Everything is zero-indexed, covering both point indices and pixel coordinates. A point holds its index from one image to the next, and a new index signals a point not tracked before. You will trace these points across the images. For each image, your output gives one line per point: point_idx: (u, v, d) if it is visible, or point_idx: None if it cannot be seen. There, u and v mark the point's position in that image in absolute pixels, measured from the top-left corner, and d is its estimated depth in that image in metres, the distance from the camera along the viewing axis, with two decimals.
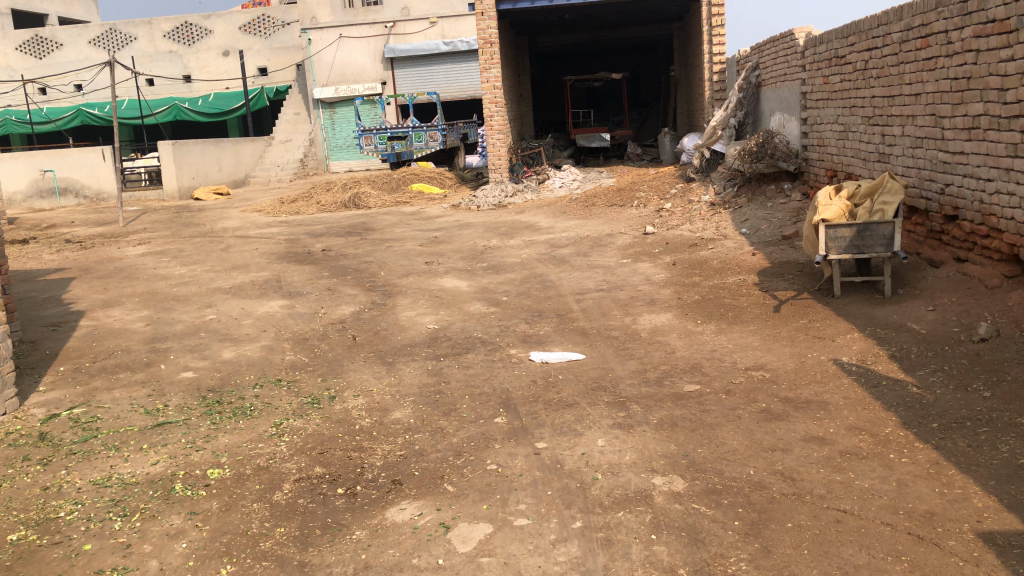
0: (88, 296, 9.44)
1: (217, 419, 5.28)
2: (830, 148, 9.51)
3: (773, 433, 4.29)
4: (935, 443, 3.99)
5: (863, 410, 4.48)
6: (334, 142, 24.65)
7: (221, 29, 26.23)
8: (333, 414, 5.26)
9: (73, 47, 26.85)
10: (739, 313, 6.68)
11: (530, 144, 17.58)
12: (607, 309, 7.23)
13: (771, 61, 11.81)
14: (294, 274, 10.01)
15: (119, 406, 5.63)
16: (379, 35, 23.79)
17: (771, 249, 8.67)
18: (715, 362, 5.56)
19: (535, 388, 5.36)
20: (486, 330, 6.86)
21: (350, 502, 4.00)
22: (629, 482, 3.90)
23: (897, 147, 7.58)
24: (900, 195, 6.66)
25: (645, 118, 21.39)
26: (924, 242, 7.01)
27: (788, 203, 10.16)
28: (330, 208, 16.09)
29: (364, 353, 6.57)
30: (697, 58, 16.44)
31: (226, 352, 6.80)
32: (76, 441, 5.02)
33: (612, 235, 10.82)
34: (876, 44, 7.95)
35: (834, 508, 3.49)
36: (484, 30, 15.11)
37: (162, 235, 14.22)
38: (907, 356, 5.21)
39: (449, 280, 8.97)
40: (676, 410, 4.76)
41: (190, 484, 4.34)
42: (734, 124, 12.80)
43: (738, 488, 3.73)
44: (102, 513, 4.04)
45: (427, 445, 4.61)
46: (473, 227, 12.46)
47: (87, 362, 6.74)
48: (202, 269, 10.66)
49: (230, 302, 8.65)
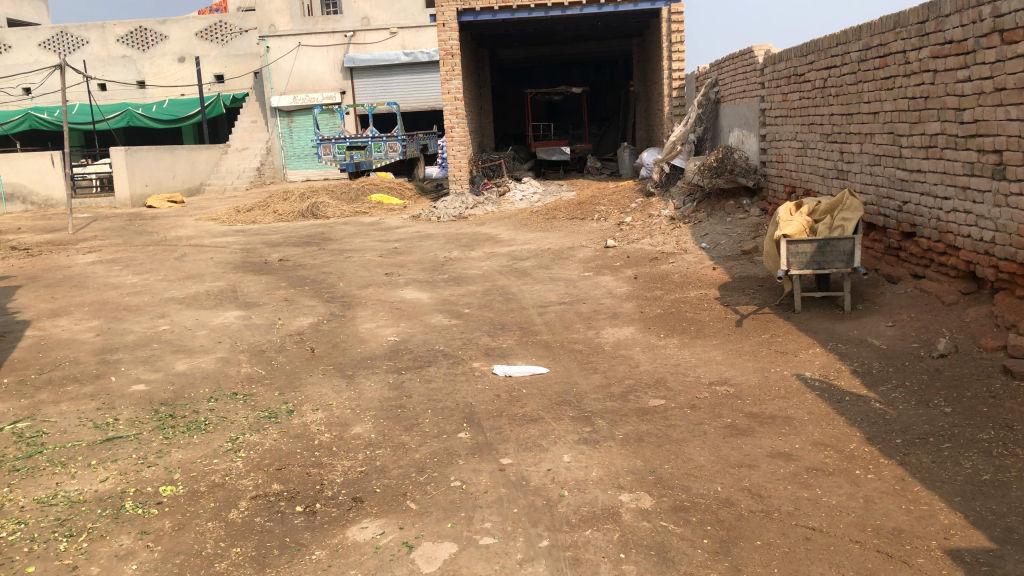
0: (35, 305, 9.14)
1: (170, 433, 5.11)
2: (788, 164, 9.63)
3: (739, 449, 4.27)
4: (900, 460, 4.00)
5: (827, 425, 4.49)
6: (291, 150, 24.35)
7: (176, 34, 25.77)
8: (290, 428, 5.12)
9: (22, 49, 26.25)
10: (702, 328, 6.67)
11: (491, 156, 17.54)
12: (570, 322, 7.20)
13: (730, 78, 11.94)
14: (250, 284, 9.83)
15: (66, 420, 5.41)
16: (338, 44, 23.55)
17: (731, 264, 8.72)
18: (680, 376, 5.54)
19: (499, 403, 5.28)
20: (448, 343, 6.77)
21: (309, 520, 3.88)
22: (596, 499, 3.84)
23: (855, 164, 7.69)
24: (859, 212, 6.71)
25: (604, 133, 21.54)
26: (882, 258, 7.10)
27: (747, 218, 10.25)
28: (287, 217, 15.85)
29: (323, 366, 6.43)
30: (657, 74, 16.58)
31: (180, 364, 6.61)
32: (19, 457, 4.80)
33: (574, 248, 10.80)
34: (835, 63, 8.07)
35: (803, 525, 3.47)
36: (445, 41, 15.06)
37: (112, 243, 13.85)
38: (868, 371, 5.25)
39: (410, 292, 8.86)
40: (642, 425, 4.72)
41: (142, 502, 4.17)
42: (693, 139, 12.93)
43: (706, 504, 3.70)
44: (46, 533, 3.86)
45: (389, 461, 4.50)
46: (433, 239, 12.37)
47: (33, 374, 6.50)
48: (155, 279, 10.40)
49: (184, 312, 8.43)
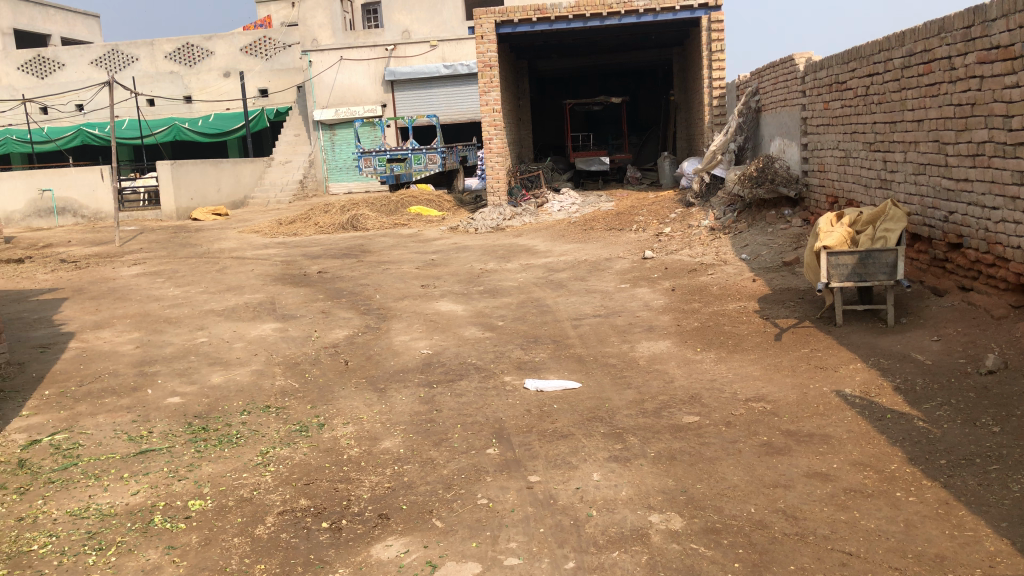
0: (79, 317, 9.31)
1: (202, 446, 5.13)
2: (830, 174, 9.43)
3: (774, 468, 4.15)
4: (944, 481, 3.84)
5: (867, 444, 4.34)
6: (334, 163, 24.49)
7: (222, 50, 26.23)
8: (321, 442, 5.11)
9: (75, 67, 26.97)
10: (740, 342, 6.54)
11: (530, 167, 17.46)
12: (604, 335, 7.10)
13: (770, 86, 11.75)
14: (289, 296, 9.90)
15: (102, 432, 5.47)
16: (379, 58, 23.75)
17: (772, 276, 8.54)
18: (715, 392, 5.41)
19: (530, 418, 5.21)
20: (480, 356, 6.73)
21: (334, 537, 3.85)
22: (625, 519, 3.75)
23: (899, 173, 7.48)
24: (902, 222, 6.52)
25: (645, 142, 21.31)
26: (928, 270, 6.90)
27: (788, 228, 10.06)
28: (327, 229, 15.99)
29: (356, 379, 6.43)
30: (697, 83, 16.42)
31: (215, 376, 6.66)
32: (55, 469, 4.86)
33: (611, 259, 10.69)
34: (877, 70, 7.88)
35: (839, 550, 3.34)
36: (484, 53, 15.10)
37: (157, 255, 14.06)
38: (912, 388, 5.07)
39: (444, 304, 8.84)
40: (674, 442, 4.60)
41: (170, 516, 4.18)
42: (733, 149, 12.78)
43: (738, 527, 3.58)
44: (76, 547, 3.88)
45: (417, 477, 4.45)
46: (470, 250, 12.35)
47: (73, 386, 6.59)
48: (196, 291, 10.54)
49: (222, 325, 8.51)
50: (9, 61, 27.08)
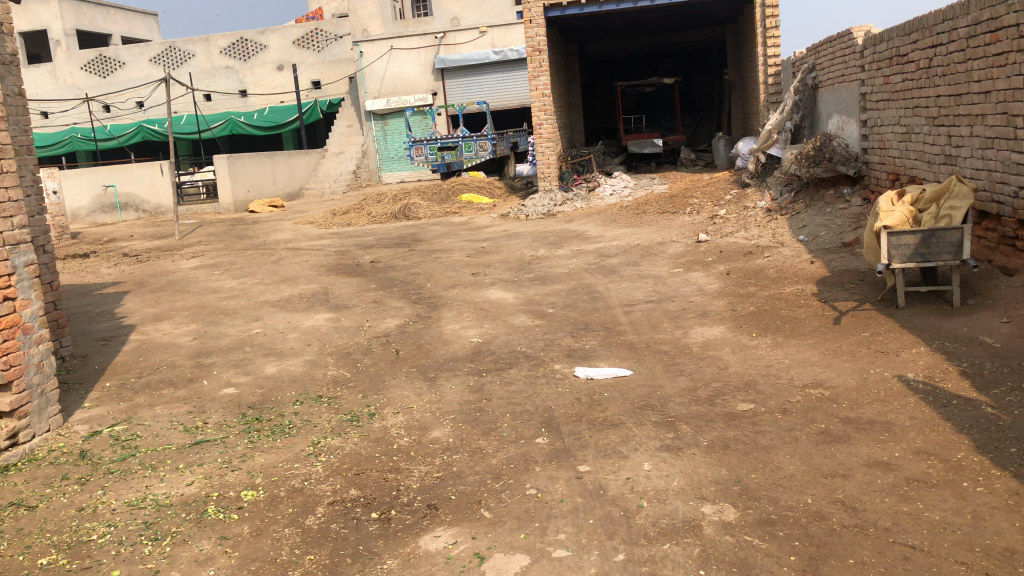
0: (140, 310, 9.51)
1: (255, 437, 5.18)
2: (891, 151, 9.11)
3: (833, 457, 4.01)
4: (1015, 471, 3.66)
5: (931, 432, 4.17)
6: (385, 153, 24.68)
7: (275, 43, 26.57)
8: (371, 432, 5.12)
9: (135, 65, 27.61)
10: (797, 326, 6.35)
11: (581, 151, 17.32)
12: (656, 321, 6.98)
13: (828, 62, 11.40)
14: (341, 286, 9.97)
15: (159, 424, 5.57)
16: (429, 46, 23.84)
17: (831, 258, 8.30)
18: (771, 378, 5.26)
19: (580, 407, 5.14)
20: (530, 344, 6.67)
21: (383, 528, 3.84)
22: (677, 510, 3.66)
23: (964, 148, 7.18)
24: (969, 199, 6.25)
25: (698, 123, 20.92)
26: (996, 248, 6.62)
27: (848, 208, 9.76)
28: (380, 218, 16.07)
29: (406, 368, 6.44)
30: (751, 61, 16.03)
31: (269, 367, 6.74)
32: (114, 460, 4.96)
33: (663, 243, 10.52)
34: (941, 40, 7.56)
35: (902, 543, 3.20)
36: (533, 38, 14.98)
37: (214, 248, 14.32)
38: (979, 372, 4.86)
39: (495, 292, 8.80)
40: (728, 431, 4.49)
41: (223, 506, 4.23)
42: (790, 127, 12.48)
43: (795, 518, 3.46)
44: (133, 537, 3.95)
45: (466, 467, 4.43)
46: (521, 237, 12.28)
47: (132, 377, 6.73)
48: (252, 282, 10.70)
49: (277, 315, 8.61)
50: (73, 61, 27.84)
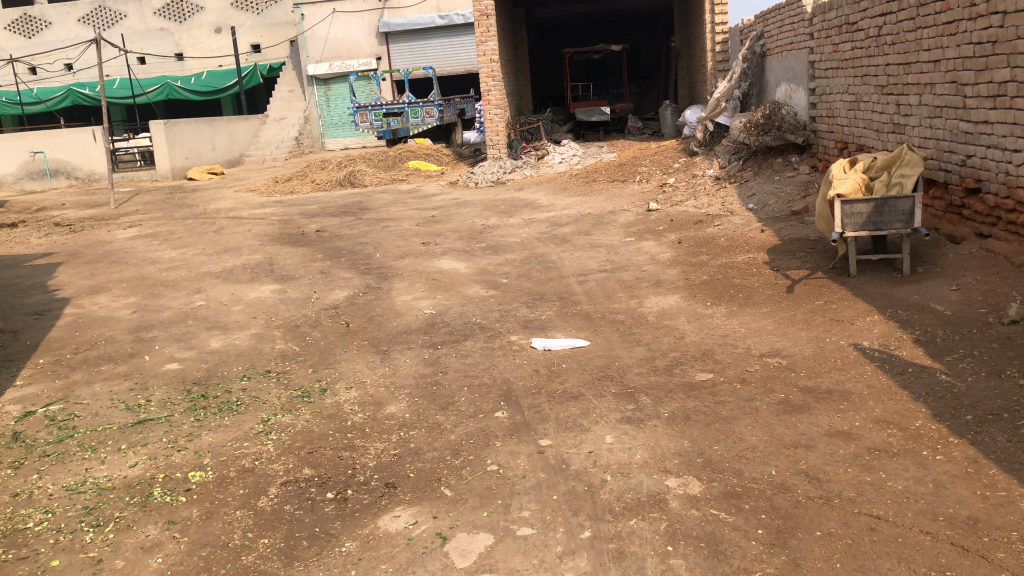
0: (75, 282, 9.10)
1: (201, 415, 4.98)
2: (839, 119, 9.17)
3: (794, 427, 4.00)
4: (972, 439, 3.68)
5: (889, 401, 4.18)
6: (328, 119, 24.29)
7: (212, 5, 25.63)
8: (323, 409, 4.96)
9: (62, 25, 26.40)
10: (751, 295, 6.35)
11: (529, 118, 17.15)
12: (611, 291, 6.91)
13: (776, 30, 11.40)
14: (287, 256, 9.70)
15: (98, 402, 5.33)
16: (373, 9, 23.24)
17: (780, 226, 8.35)
18: (728, 348, 5.25)
19: (538, 378, 5.07)
20: (485, 315, 6.56)
21: (340, 508, 3.71)
22: (641, 484, 3.61)
23: (912, 117, 7.23)
24: (919, 168, 6.30)
25: (646, 90, 20.87)
26: (943, 217, 6.70)
27: (796, 176, 9.83)
28: (325, 187, 15.71)
29: (358, 341, 6.27)
30: (699, 28, 15.98)
31: (214, 341, 6.50)
32: (50, 442, 4.72)
33: (615, 212, 10.46)
34: (891, 9, 7.57)
35: (867, 514, 3.20)
36: (480, 2, 14.69)
37: (153, 217, 13.86)
38: (932, 340, 4.91)
39: (447, 262, 8.63)
40: (688, 402, 4.45)
41: (170, 488, 4.05)
42: (738, 95, 12.51)
43: (760, 490, 3.44)
44: (73, 524, 3.75)
45: (424, 443, 4.32)
46: (471, 206, 12.09)
47: (69, 353, 6.44)
48: (194, 252, 10.35)
49: (220, 287, 8.33)
50: None
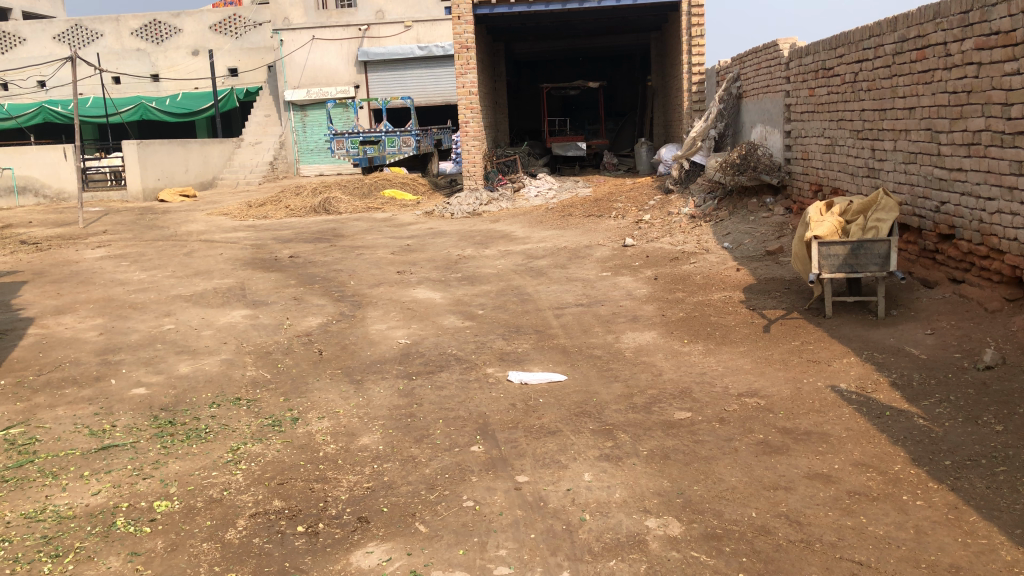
0: (40, 302, 8.91)
1: (168, 442, 4.84)
2: (814, 162, 9.30)
3: (773, 469, 3.97)
4: (951, 484, 3.68)
5: (867, 444, 4.18)
6: (304, 145, 24.20)
7: (191, 28, 25.59)
8: (295, 438, 4.85)
9: (37, 42, 26.13)
10: (727, 333, 6.36)
11: (506, 151, 17.20)
12: (588, 325, 6.89)
13: (753, 72, 11.59)
14: (260, 281, 9.57)
15: (61, 426, 5.17)
16: (353, 38, 23.28)
17: (755, 265, 8.40)
18: (706, 386, 5.23)
19: (515, 413, 5.00)
20: (461, 346, 6.50)
21: (310, 543, 3.61)
22: (621, 524, 3.55)
23: (887, 162, 7.34)
24: (894, 212, 6.37)
25: (621, 128, 21.14)
26: (917, 261, 6.78)
27: (771, 217, 9.92)
28: (299, 212, 15.61)
29: (331, 369, 6.17)
30: (675, 67, 16.22)
31: (183, 366, 6.36)
32: (9, 467, 4.55)
33: (590, 246, 10.48)
34: (867, 56, 7.71)
35: (848, 559, 3.17)
36: (461, 34, 14.79)
37: (123, 238, 13.64)
38: (909, 384, 4.93)
39: (422, 291, 8.57)
40: (667, 440, 4.41)
41: (134, 518, 3.91)
42: (714, 135, 12.63)
43: (741, 533, 3.40)
44: (31, 553, 3.60)
45: (398, 476, 4.22)
46: (447, 236, 12.08)
47: (31, 375, 6.26)
48: (163, 275, 10.18)
49: (190, 311, 8.18)
50: None
